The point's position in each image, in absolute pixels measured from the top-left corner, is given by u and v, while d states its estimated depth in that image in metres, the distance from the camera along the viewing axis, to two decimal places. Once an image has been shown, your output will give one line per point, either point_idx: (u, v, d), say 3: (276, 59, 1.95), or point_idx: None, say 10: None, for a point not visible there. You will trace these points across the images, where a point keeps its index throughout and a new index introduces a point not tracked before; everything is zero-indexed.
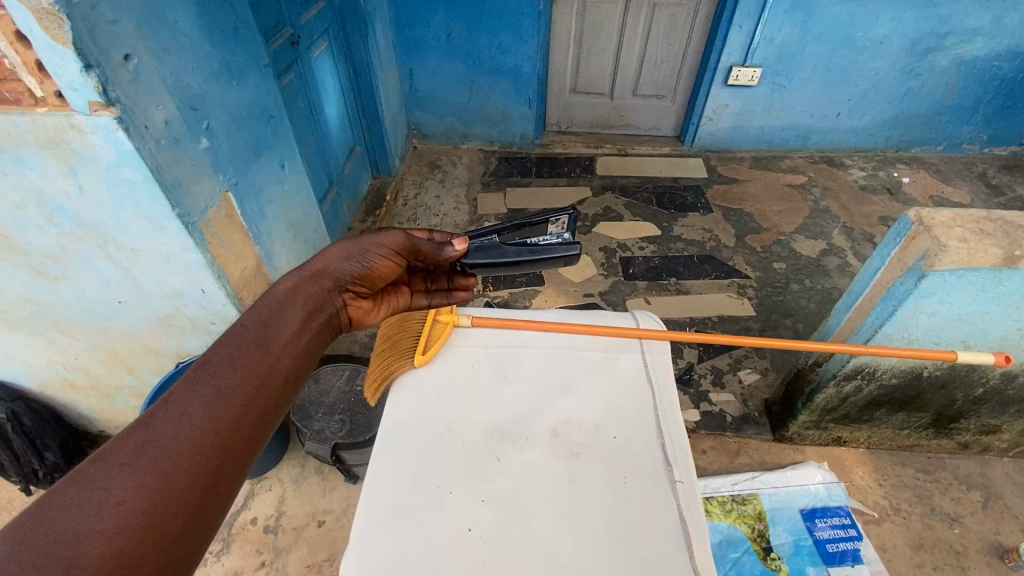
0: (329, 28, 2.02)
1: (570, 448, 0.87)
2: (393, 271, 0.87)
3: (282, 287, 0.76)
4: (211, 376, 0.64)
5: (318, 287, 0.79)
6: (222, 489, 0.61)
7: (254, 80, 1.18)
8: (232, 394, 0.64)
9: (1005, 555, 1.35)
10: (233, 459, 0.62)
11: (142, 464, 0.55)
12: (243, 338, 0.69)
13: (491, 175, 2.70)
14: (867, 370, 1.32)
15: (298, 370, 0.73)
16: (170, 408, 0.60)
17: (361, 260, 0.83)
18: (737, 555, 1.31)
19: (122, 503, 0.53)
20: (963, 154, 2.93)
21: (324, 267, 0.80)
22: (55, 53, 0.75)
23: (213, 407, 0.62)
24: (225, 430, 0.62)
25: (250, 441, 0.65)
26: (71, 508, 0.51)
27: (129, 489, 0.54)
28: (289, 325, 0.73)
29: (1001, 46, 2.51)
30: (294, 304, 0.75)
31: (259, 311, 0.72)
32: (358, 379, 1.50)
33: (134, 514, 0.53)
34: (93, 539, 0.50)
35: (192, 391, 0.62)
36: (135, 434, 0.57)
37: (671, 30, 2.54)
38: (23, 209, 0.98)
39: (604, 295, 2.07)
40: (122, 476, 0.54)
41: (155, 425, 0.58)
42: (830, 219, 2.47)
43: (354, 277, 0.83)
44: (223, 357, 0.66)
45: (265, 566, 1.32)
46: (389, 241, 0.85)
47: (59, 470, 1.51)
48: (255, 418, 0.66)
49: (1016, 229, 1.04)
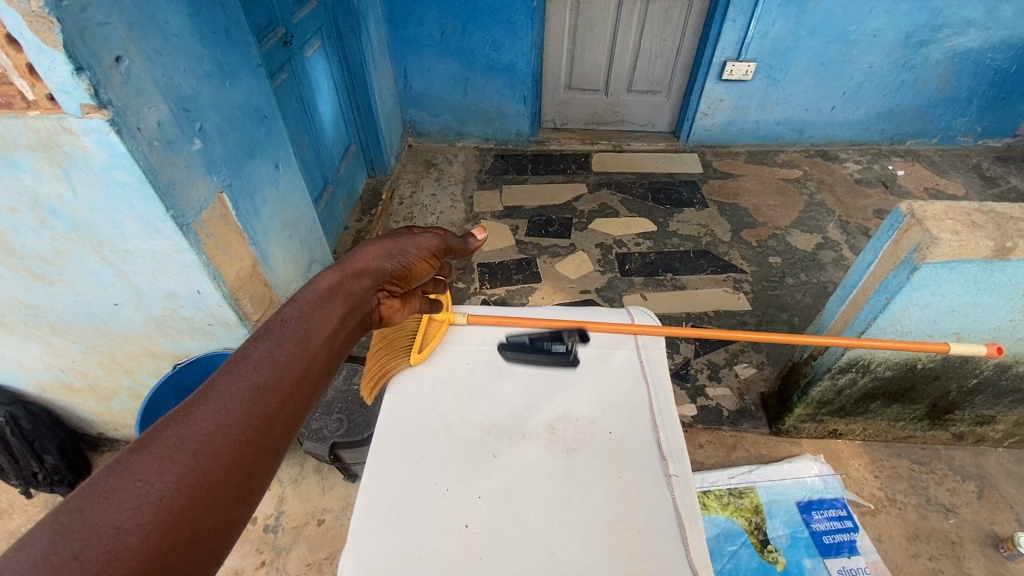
0: (322, 27, 2.01)
1: (567, 443, 0.88)
2: (426, 273, 0.89)
3: (324, 281, 0.76)
4: (249, 371, 0.63)
5: (359, 285, 0.79)
6: (254, 487, 0.60)
7: (247, 80, 1.18)
8: (270, 391, 0.63)
9: (1000, 544, 1.36)
10: (267, 457, 0.61)
11: (181, 459, 0.54)
12: (282, 333, 0.68)
13: (487, 172, 2.70)
14: (861, 362, 1.32)
15: (330, 368, 0.73)
16: (208, 402, 0.59)
17: (401, 259, 0.84)
18: (734, 548, 1.32)
19: (161, 498, 0.52)
20: (958, 146, 2.94)
21: (365, 266, 0.81)
22: (46, 56, 0.75)
23: (251, 402, 0.61)
24: (261, 427, 0.61)
25: (283, 438, 0.64)
26: (110, 502, 0.50)
27: (167, 483, 0.53)
28: (328, 322, 0.73)
29: (995, 37, 2.52)
30: (335, 300, 0.75)
31: (299, 308, 0.72)
32: (355, 378, 1.51)
33: (172, 509, 0.52)
34: (131, 533, 0.49)
35: (230, 386, 0.62)
36: (174, 427, 0.57)
37: (665, 26, 2.54)
38: (18, 212, 0.98)
39: (600, 291, 2.08)
40: (161, 470, 0.53)
41: (194, 418, 0.58)
42: (825, 213, 2.47)
43: (392, 276, 0.84)
44: (262, 352, 0.66)
45: (266, 565, 1.32)
46: (426, 242, 0.88)
47: (59, 473, 1.49)
48: (289, 416, 0.65)
49: (1007, 221, 1.05)
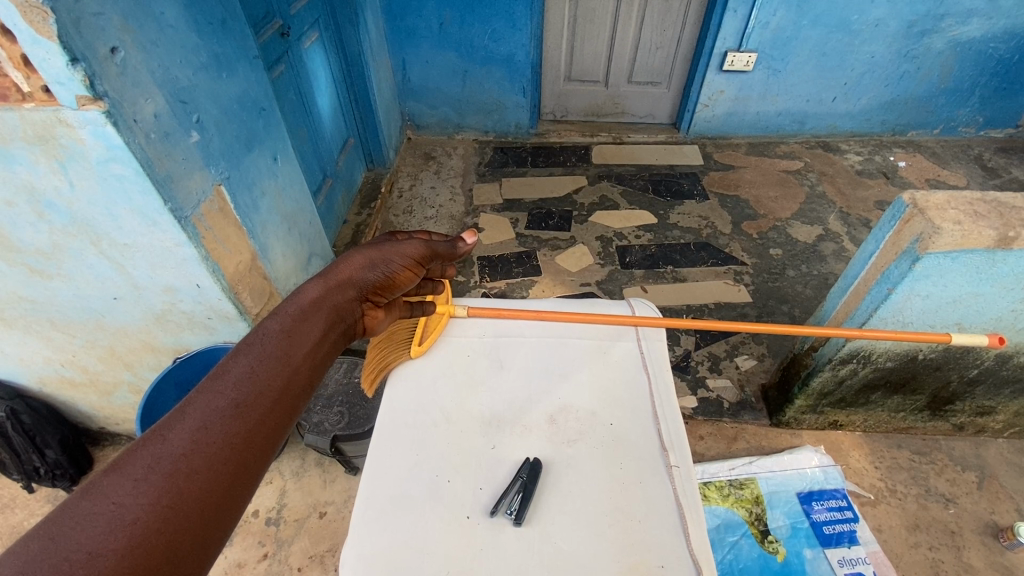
0: (319, 19, 1.99)
1: (567, 435, 0.88)
2: (411, 281, 0.89)
3: (308, 294, 0.77)
4: (228, 388, 0.63)
5: (343, 296, 0.80)
6: (233, 506, 0.59)
7: (244, 72, 1.17)
8: (250, 408, 0.63)
9: (1000, 534, 1.37)
10: (247, 474, 0.61)
11: (158, 480, 0.54)
12: (264, 348, 0.69)
13: (486, 166, 2.69)
14: (862, 353, 1.32)
15: (312, 383, 0.73)
16: (186, 420, 0.59)
17: (384, 269, 0.85)
18: (735, 539, 1.33)
19: (136, 522, 0.51)
20: (959, 137, 2.92)
21: (348, 276, 0.82)
22: (40, 47, 0.74)
23: (230, 420, 0.61)
24: (241, 444, 0.61)
25: (263, 454, 0.64)
26: (83, 527, 0.49)
27: (143, 506, 0.52)
28: (310, 336, 0.73)
29: (997, 27, 2.50)
30: (318, 313, 0.76)
31: (281, 321, 0.72)
32: (355, 371, 1.51)
33: (147, 532, 0.51)
34: (104, 558, 0.48)
35: (210, 403, 0.61)
36: (151, 447, 0.56)
37: (665, 16, 2.52)
38: (14, 206, 0.97)
39: (600, 284, 2.07)
40: (137, 491, 0.52)
41: (172, 437, 0.57)
42: (826, 205, 2.47)
43: (375, 286, 0.84)
44: (242, 368, 0.66)
45: (268, 557, 1.33)
46: (410, 251, 0.88)
47: (60, 468, 1.49)
48: (269, 433, 0.65)
49: (1009, 211, 1.05)
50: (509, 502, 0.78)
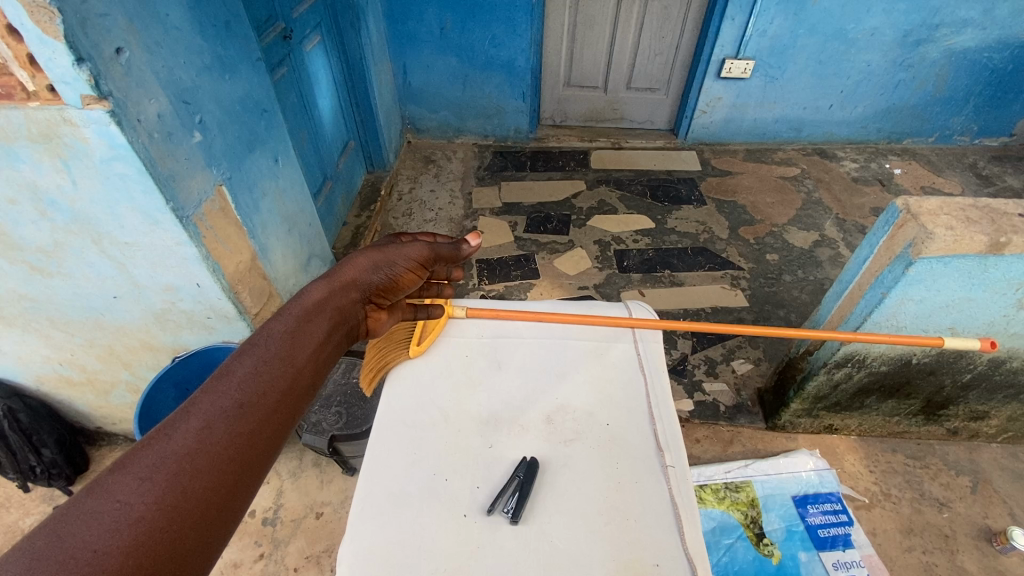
0: (321, 22, 2.00)
1: (564, 434, 0.89)
2: (413, 284, 0.91)
3: (312, 296, 0.77)
4: (232, 388, 0.64)
5: (347, 298, 0.81)
6: (236, 505, 0.59)
7: (247, 74, 1.19)
8: (253, 408, 0.64)
9: (994, 538, 1.37)
10: (250, 474, 0.61)
11: (163, 479, 0.54)
12: (268, 349, 0.69)
13: (485, 169, 2.70)
14: (857, 357, 1.33)
15: (315, 384, 0.73)
16: (190, 421, 0.59)
17: (388, 271, 0.86)
18: (730, 541, 1.33)
19: (141, 520, 0.51)
20: (955, 145, 2.95)
21: (352, 278, 0.83)
22: (46, 46, 0.75)
23: (234, 420, 0.61)
24: (245, 443, 0.61)
25: (265, 454, 0.64)
26: (88, 524, 0.49)
27: (147, 505, 0.52)
28: (314, 338, 0.74)
29: (991, 37, 2.53)
30: (322, 314, 0.77)
31: (285, 323, 0.73)
32: (354, 371, 1.52)
33: (151, 531, 0.51)
34: (109, 556, 0.48)
35: (214, 404, 0.62)
36: (156, 446, 0.56)
37: (664, 23, 2.54)
38: (16, 204, 0.97)
39: (599, 288, 2.09)
40: (142, 490, 0.52)
41: (176, 437, 0.57)
42: (822, 211, 2.49)
43: (379, 288, 0.86)
44: (246, 368, 0.66)
45: (264, 557, 1.33)
46: (413, 254, 0.89)
47: (57, 467, 1.48)
48: (272, 434, 0.65)
49: (1000, 217, 1.06)
50: (506, 501, 0.78)
